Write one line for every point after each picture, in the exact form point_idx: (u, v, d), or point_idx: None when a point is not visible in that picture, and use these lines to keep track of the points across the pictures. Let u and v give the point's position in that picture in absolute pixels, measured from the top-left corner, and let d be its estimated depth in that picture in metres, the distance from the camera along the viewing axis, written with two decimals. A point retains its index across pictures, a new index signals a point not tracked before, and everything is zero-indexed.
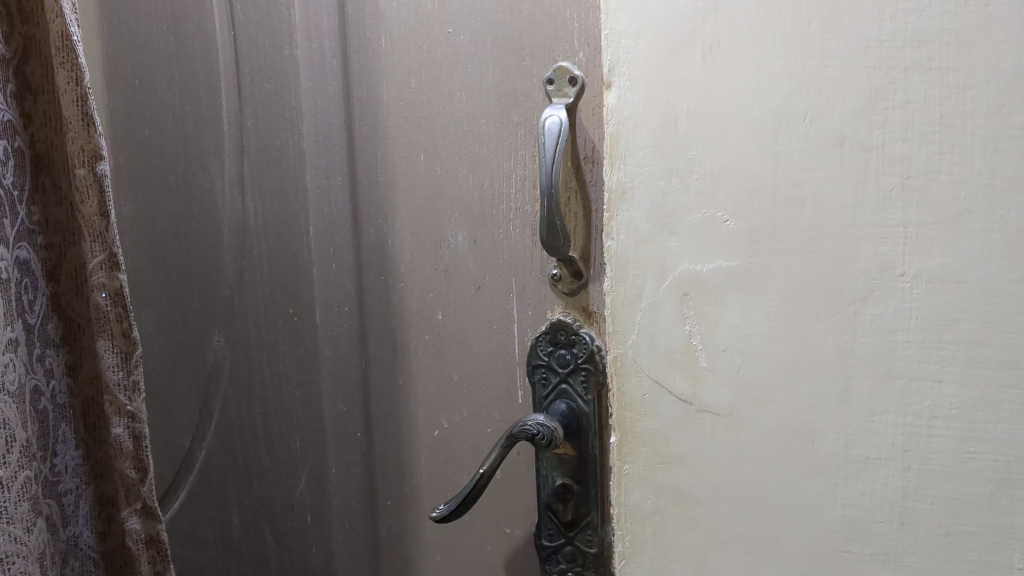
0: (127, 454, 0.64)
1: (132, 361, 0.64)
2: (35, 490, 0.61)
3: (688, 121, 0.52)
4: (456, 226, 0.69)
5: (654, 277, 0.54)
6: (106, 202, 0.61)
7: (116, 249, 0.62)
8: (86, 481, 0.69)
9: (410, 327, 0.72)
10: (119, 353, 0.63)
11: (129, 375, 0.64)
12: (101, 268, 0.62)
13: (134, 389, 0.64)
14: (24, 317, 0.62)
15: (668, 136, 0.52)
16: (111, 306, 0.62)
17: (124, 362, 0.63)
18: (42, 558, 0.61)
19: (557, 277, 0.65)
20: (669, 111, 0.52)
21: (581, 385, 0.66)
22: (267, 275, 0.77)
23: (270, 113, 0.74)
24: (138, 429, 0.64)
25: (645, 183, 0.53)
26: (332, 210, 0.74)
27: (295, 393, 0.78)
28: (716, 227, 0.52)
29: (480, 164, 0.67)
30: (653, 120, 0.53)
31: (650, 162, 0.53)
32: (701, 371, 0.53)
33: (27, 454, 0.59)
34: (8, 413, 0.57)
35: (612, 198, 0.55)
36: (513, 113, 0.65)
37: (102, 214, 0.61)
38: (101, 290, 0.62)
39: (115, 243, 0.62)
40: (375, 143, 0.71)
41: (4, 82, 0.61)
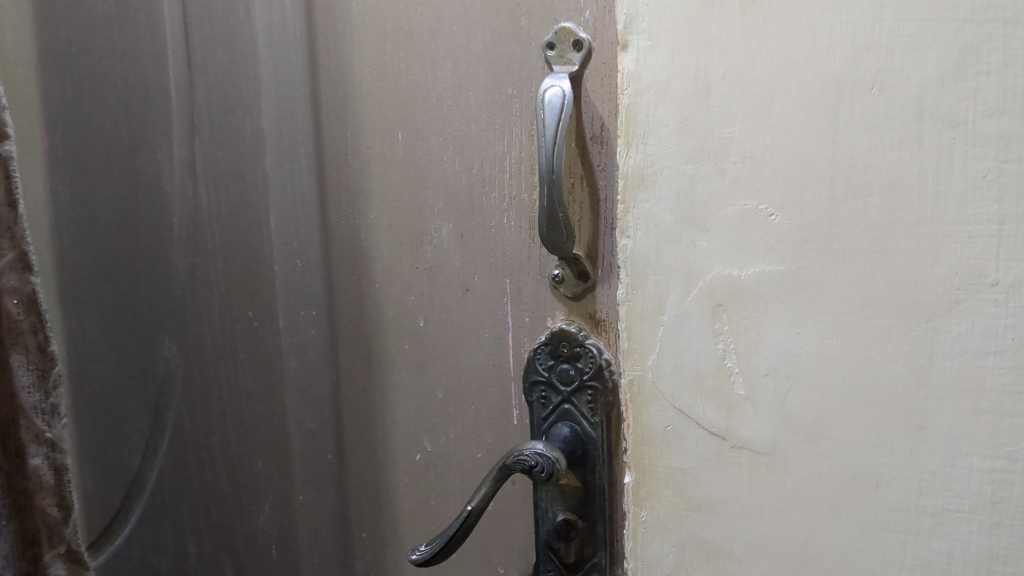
0: (48, 488, 0.61)
1: (46, 383, 0.61)
2: None
3: (725, 90, 0.41)
4: (440, 218, 0.59)
5: (680, 283, 0.44)
6: (13, 196, 0.58)
7: (26, 250, 0.59)
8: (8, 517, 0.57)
9: (389, 336, 0.62)
10: (34, 373, 0.60)
11: (46, 398, 0.61)
12: (14, 269, 0.58)
13: (51, 414, 0.61)
14: None
15: (699, 109, 0.42)
16: (23, 316, 0.58)
17: (41, 382, 0.60)
18: None
19: (559, 278, 0.56)
20: (701, 77, 0.42)
21: (587, 406, 0.56)
22: (224, 273, 0.67)
23: (224, 84, 0.64)
24: (58, 459, 0.62)
25: (670, 166, 0.43)
26: (296, 197, 0.63)
27: (259, 409, 0.68)
28: (757, 223, 0.42)
29: (468, 145, 0.57)
30: (679, 89, 0.42)
31: (678, 141, 0.42)
32: (738, 400, 0.43)
33: None
34: None
35: (627, 185, 0.44)
36: (506, 84, 0.55)
37: (12, 208, 0.58)
38: (14, 295, 0.57)
39: (24, 243, 0.58)
40: (344, 120, 0.61)
41: None
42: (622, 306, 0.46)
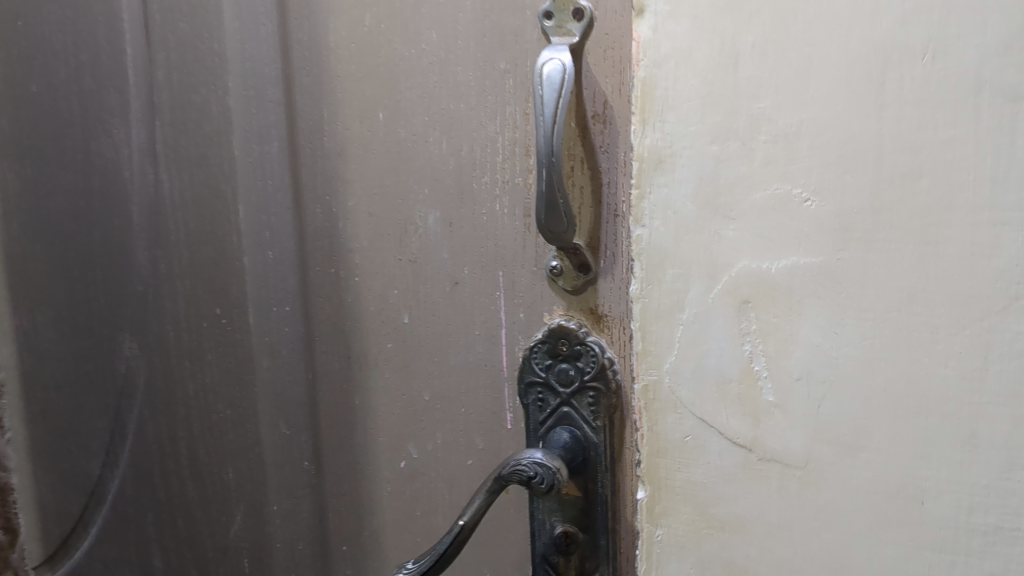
0: None
1: None
2: None
3: (755, 61, 0.36)
4: (426, 205, 0.54)
5: (702, 279, 0.39)
6: None
7: None
8: None
9: (370, 334, 0.57)
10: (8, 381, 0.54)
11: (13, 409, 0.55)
12: None
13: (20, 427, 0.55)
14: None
15: (725, 82, 0.37)
16: None
17: None
18: None
19: (557, 270, 0.51)
20: (727, 45, 0.37)
21: (588, 409, 0.51)
22: (189, 266, 0.61)
23: (186, 61, 0.58)
24: None
25: (692, 147, 0.38)
26: (268, 184, 0.58)
27: (228, 413, 0.63)
28: (790, 210, 0.37)
29: (457, 125, 0.52)
30: (703, 59, 0.37)
31: (700, 119, 0.38)
32: (767, 407, 0.39)
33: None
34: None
35: (642, 167, 0.39)
36: (499, 57, 0.50)
37: None
38: None
39: None
40: (320, 99, 0.56)
41: None
42: (635, 302, 0.41)
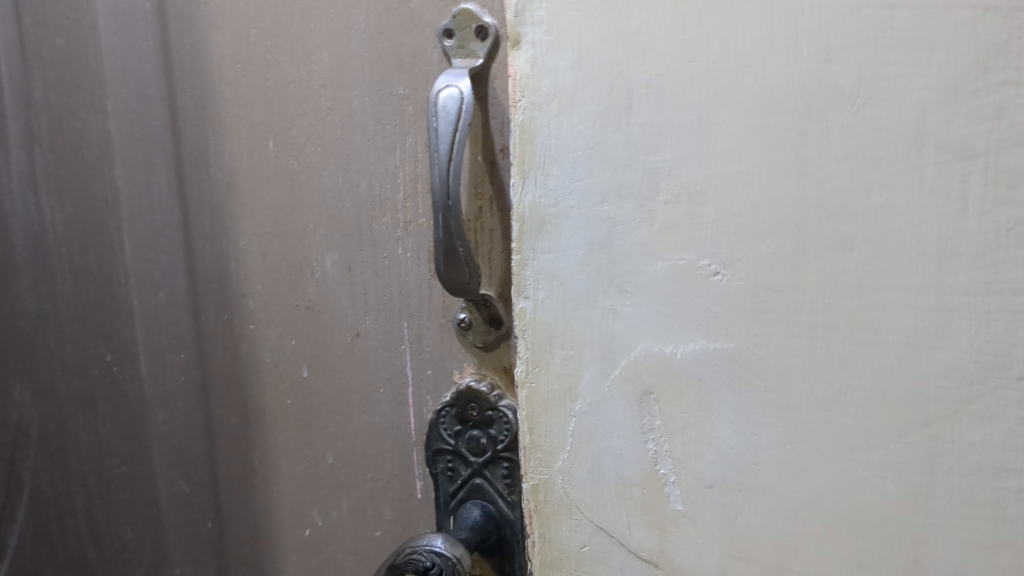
0: None
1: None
2: None
3: (651, 103, 0.30)
4: (322, 246, 0.48)
5: (596, 363, 0.32)
6: None
7: None
8: None
9: (268, 389, 0.51)
10: None
11: None
12: None
13: None
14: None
15: (616, 129, 0.30)
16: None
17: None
18: None
19: (466, 323, 0.45)
20: (618, 83, 0.30)
21: (503, 482, 0.45)
22: (77, 308, 0.55)
23: (65, 80, 0.51)
24: None
25: (579, 206, 0.31)
26: (156, 218, 0.52)
27: (123, 469, 0.57)
28: (695, 284, 0.30)
29: (353, 158, 0.46)
30: (589, 101, 0.30)
31: (587, 173, 0.31)
32: (674, 518, 0.32)
33: None
34: None
35: (522, 229, 0.32)
36: (397, 81, 0.44)
37: None
38: None
39: None
40: (206, 125, 0.49)
41: None
42: (520, 387, 0.34)
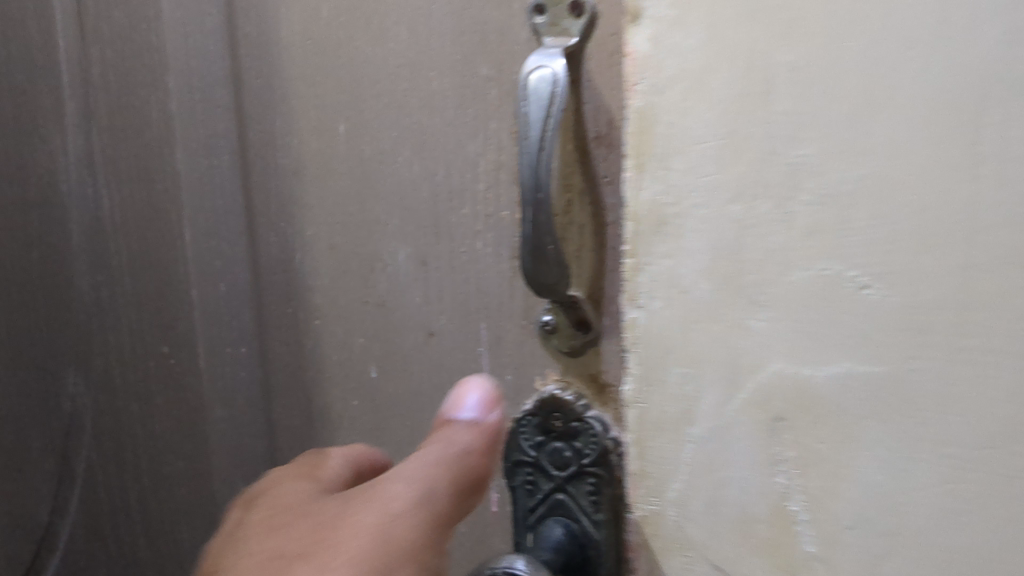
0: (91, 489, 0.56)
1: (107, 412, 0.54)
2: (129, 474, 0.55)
3: (796, 89, 0.25)
4: (395, 239, 0.44)
5: (718, 384, 0.29)
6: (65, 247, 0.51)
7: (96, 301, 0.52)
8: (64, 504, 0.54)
9: (335, 388, 0.48)
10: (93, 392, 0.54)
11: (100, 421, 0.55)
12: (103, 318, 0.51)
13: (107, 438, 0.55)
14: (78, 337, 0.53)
15: (752, 118, 0.26)
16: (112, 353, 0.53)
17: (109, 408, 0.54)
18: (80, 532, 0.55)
19: (551, 327, 0.41)
20: (757, 65, 0.26)
21: (588, 499, 0.41)
22: (134, 296, 0.52)
23: (125, 57, 0.48)
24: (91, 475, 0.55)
25: (707, 206, 0.27)
26: (217, 204, 0.49)
27: (179, 466, 0.54)
28: (841, 298, 0.26)
29: (430, 145, 0.42)
30: (721, 86, 0.26)
31: (718, 168, 0.27)
32: (806, 561, 0.28)
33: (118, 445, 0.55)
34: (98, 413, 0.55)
35: (638, 231, 0.29)
36: (481, 61, 0.40)
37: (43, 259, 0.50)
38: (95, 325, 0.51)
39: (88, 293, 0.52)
40: (270, 107, 0.46)
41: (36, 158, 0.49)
42: (630, 407, 0.31)
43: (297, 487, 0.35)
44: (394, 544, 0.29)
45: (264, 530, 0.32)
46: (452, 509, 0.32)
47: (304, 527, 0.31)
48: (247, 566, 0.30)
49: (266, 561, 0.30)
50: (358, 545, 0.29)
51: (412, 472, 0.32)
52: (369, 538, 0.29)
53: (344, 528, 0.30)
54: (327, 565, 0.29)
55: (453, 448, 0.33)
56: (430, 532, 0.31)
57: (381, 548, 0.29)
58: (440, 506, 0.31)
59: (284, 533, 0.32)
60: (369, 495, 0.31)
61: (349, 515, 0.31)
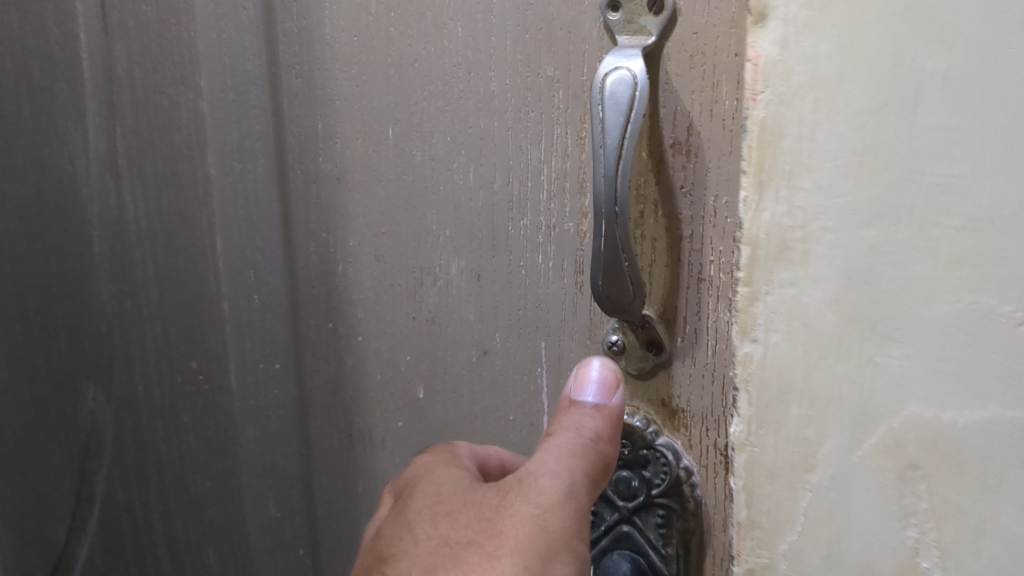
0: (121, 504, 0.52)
1: (135, 421, 0.51)
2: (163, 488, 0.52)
3: (951, 99, 0.22)
4: (448, 251, 0.42)
5: (843, 426, 0.26)
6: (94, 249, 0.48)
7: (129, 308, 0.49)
8: (96, 511, 0.52)
9: (377, 406, 0.46)
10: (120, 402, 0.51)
11: (127, 434, 0.51)
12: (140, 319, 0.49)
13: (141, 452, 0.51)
14: (106, 343, 0.50)
15: (896, 133, 0.23)
16: (150, 358, 0.50)
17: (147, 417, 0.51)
18: (112, 539, 0.52)
19: (618, 348, 0.38)
20: (903, 73, 0.23)
21: (656, 532, 0.39)
22: (160, 307, 0.49)
23: (151, 53, 0.45)
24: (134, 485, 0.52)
25: (839, 231, 0.24)
26: (251, 212, 0.46)
27: (207, 486, 0.51)
28: (993, 334, 0.23)
29: (488, 151, 0.39)
30: (859, 95, 0.23)
31: (852, 187, 0.24)
32: None
33: (142, 455, 0.52)
34: (122, 425, 0.51)
35: (757, 257, 0.26)
36: (546, 61, 0.37)
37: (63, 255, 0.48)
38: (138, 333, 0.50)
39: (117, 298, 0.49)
40: (313, 108, 0.44)
41: (55, 163, 0.47)
42: (738, 449, 0.29)
43: (446, 476, 0.35)
44: (553, 534, 0.30)
45: (422, 523, 0.33)
46: (593, 496, 0.32)
47: (463, 520, 0.32)
48: (419, 568, 0.31)
49: (436, 553, 0.31)
50: (520, 536, 0.30)
51: (554, 464, 0.32)
52: (529, 527, 0.30)
53: (504, 518, 0.31)
54: (494, 555, 0.30)
55: (585, 436, 0.33)
56: (581, 522, 0.31)
57: (542, 538, 0.30)
58: (585, 492, 0.32)
59: (444, 527, 0.32)
60: (517, 489, 0.32)
61: (505, 506, 0.31)
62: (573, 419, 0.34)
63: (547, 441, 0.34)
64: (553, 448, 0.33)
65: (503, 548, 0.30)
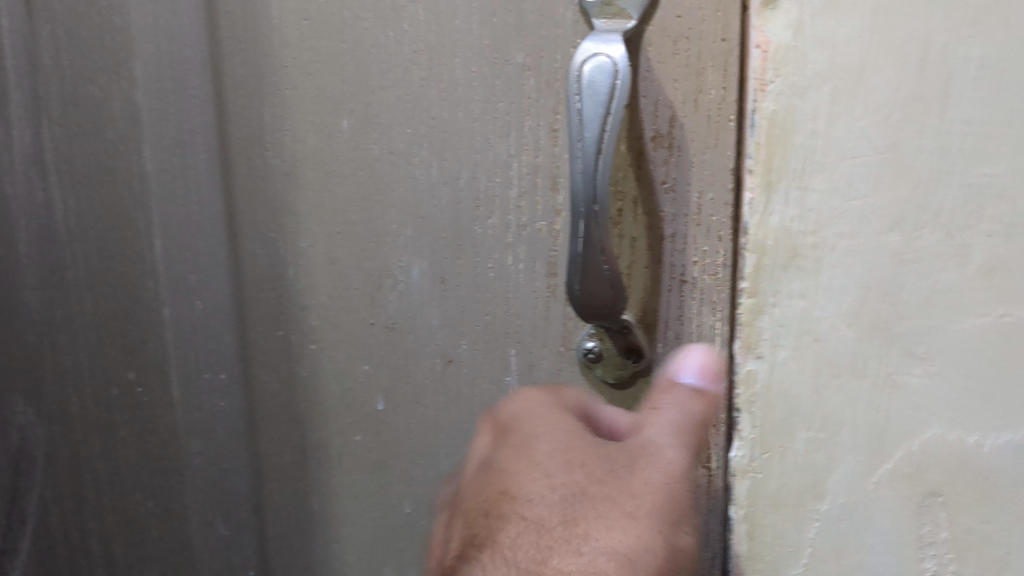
0: (57, 520, 0.48)
1: (71, 431, 0.47)
2: (103, 505, 0.48)
3: (984, 96, 0.22)
4: (409, 254, 0.39)
5: (862, 453, 0.25)
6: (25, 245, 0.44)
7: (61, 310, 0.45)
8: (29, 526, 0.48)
9: (333, 421, 0.43)
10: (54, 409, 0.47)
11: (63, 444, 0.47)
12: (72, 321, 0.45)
13: (76, 465, 0.47)
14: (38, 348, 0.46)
15: (924, 134, 0.22)
16: (86, 363, 0.46)
17: (84, 427, 0.47)
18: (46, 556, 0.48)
19: (594, 355, 0.36)
20: (936, 67, 0.22)
21: None
22: (95, 314, 0.45)
23: (80, 38, 0.41)
24: (70, 501, 0.48)
25: (861, 245, 0.23)
26: (193, 211, 0.42)
27: (149, 506, 0.47)
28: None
29: (452, 144, 0.36)
30: (886, 93, 0.22)
31: (876, 195, 0.23)
32: None
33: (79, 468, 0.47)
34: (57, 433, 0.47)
35: (764, 272, 0.25)
36: (516, 46, 0.34)
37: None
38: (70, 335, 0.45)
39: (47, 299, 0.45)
40: (257, 98, 0.39)
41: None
42: (736, 477, 0.27)
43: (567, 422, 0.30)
44: (680, 507, 0.27)
45: (544, 469, 0.29)
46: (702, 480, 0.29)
47: (588, 470, 0.29)
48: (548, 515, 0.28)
49: (564, 505, 0.28)
50: (653, 503, 0.27)
51: (676, 441, 0.28)
52: (661, 493, 0.27)
53: (635, 480, 0.28)
54: (626, 517, 0.27)
55: (696, 419, 0.29)
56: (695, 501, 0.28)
57: (670, 506, 0.27)
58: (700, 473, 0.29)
59: (573, 478, 0.28)
60: (637, 450, 0.28)
61: (633, 470, 0.28)
62: (676, 397, 0.29)
63: (656, 417, 0.29)
64: (663, 425, 0.29)
65: (641, 509, 0.27)
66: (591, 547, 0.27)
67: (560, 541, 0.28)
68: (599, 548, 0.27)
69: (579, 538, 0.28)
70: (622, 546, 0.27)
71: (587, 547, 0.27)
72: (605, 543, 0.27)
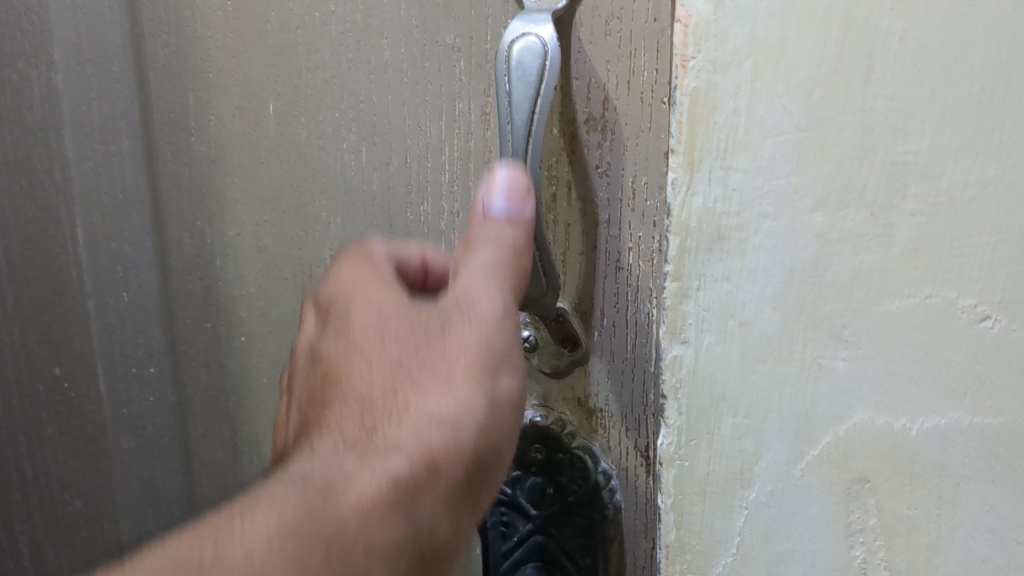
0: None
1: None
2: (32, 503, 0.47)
3: (915, 68, 0.20)
4: (339, 241, 0.38)
5: (789, 439, 0.24)
6: None
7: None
8: None
9: (264, 413, 0.42)
10: None
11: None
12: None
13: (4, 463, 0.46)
14: None
15: (851, 112, 0.21)
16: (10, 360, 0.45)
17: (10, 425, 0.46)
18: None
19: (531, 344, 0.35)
20: (865, 41, 0.21)
21: (572, 542, 0.36)
22: (18, 309, 0.43)
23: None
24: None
25: (784, 222, 0.22)
26: (117, 200, 0.41)
27: (78, 506, 0.46)
28: (951, 335, 0.22)
29: (382, 128, 0.35)
30: (808, 70, 0.21)
31: (798, 172, 0.22)
32: None
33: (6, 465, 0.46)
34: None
35: (686, 257, 0.24)
36: (446, 27, 0.33)
37: None
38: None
39: None
40: (182, 82, 0.38)
41: None
42: (665, 464, 0.26)
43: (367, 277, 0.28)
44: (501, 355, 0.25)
45: (360, 345, 0.26)
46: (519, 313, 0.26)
47: (395, 333, 0.25)
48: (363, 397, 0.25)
49: (381, 384, 0.25)
50: (468, 359, 0.24)
51: (493, 285, 0.25)
52: (479, 349, 0.25)
53: (449, 343, 0.25)
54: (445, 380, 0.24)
55: (507, 251, 0.26)
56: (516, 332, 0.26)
57: (488, 356, 0.25)
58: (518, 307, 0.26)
59: (393, 350, 0.25)
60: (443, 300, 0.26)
61: (443, 332, 0.25)
62: (490, 231, 0.26)
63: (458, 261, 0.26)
64: (473, 270, 0.26)
65: (456, 370, 0.24)
66: (416, 416, 0.24)
67: (381, 414, 0.24)
68: (425, 413, 0.24)
69: (403, 406, 0.24)
70: (444, 411, 0.24)
71: (411, 413, 0.24)
72: (432, 408, 0.24)
